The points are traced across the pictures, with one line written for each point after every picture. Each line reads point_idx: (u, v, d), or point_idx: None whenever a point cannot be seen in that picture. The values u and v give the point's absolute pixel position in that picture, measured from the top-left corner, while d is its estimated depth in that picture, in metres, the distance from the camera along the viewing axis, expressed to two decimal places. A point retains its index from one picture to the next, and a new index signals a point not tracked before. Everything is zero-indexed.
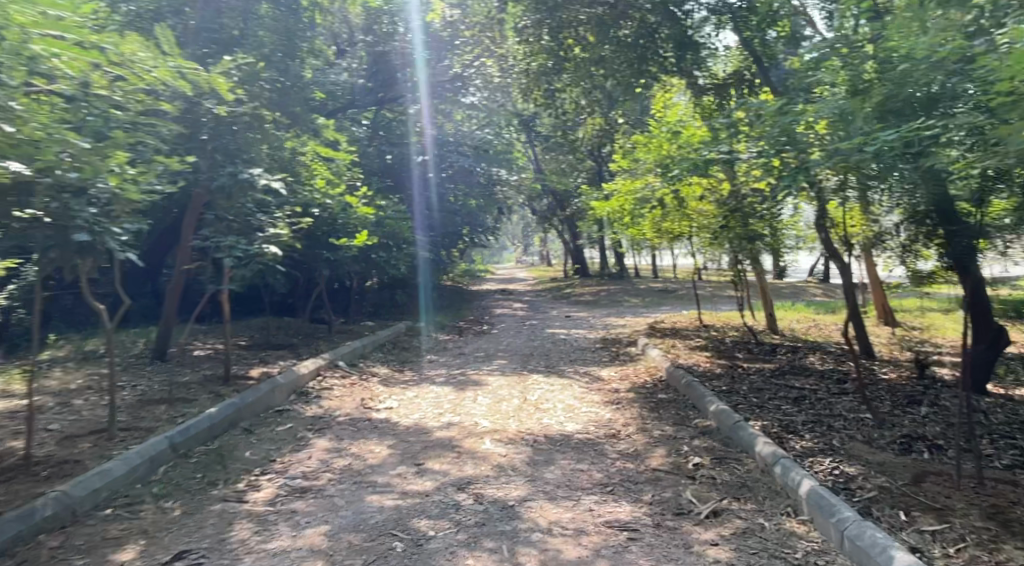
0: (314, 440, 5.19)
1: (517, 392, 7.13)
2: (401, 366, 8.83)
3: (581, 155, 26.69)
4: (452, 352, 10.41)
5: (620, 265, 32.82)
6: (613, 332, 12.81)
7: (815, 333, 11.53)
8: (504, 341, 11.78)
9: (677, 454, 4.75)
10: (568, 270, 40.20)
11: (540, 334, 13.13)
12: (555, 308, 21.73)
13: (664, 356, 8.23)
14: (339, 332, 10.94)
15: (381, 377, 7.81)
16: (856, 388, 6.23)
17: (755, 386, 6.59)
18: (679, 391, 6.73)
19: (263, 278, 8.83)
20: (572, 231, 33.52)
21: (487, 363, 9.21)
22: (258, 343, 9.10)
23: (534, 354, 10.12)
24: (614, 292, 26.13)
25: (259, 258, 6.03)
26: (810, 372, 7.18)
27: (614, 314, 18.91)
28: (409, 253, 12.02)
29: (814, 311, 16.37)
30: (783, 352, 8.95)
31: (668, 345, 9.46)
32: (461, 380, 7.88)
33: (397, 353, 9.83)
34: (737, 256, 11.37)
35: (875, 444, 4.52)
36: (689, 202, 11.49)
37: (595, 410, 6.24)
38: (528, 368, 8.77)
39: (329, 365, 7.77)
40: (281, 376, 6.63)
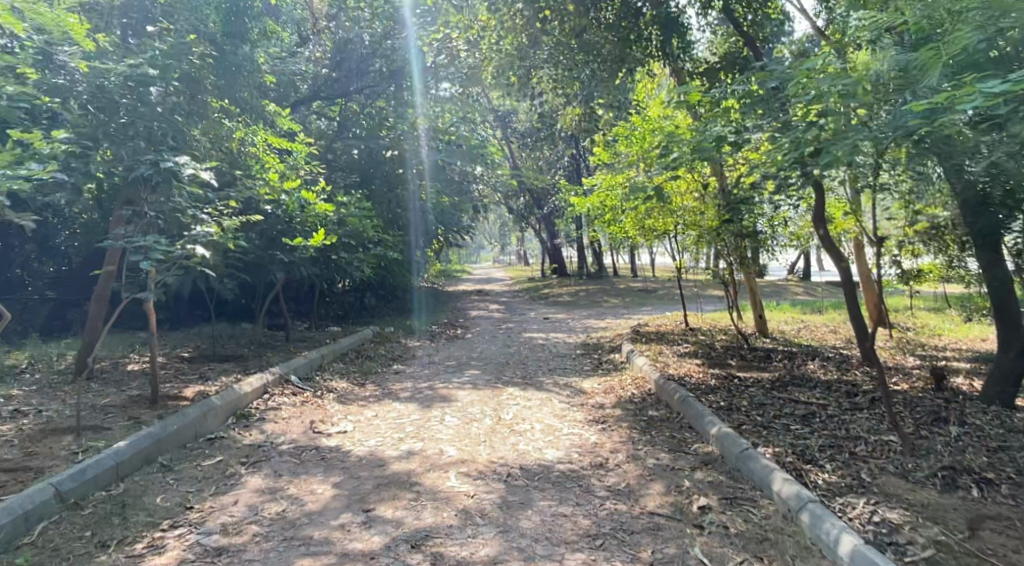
0: (246, 479, 4.36)
1: (490, 410, 6.32)
2: (363, 379, 7.97)
3: (558, 150, 25.95)
4: (421, 361, 9.57)
5: (599, 264, 32.15)
6: (595, 336, 12.06)
7: (808, 336, 10.89)
8: (478, 347, 10.96)
9: (678, 492, 3.99)
10: (546, 270, 39.45)
11: (516, 339, 12.34)
12: (533, 310, 20.95)
13: (651, 367, 7.48)
14: (298, 340, 10.05)
15: (338, 394, 6.96)
16: (871, 404, 5.54)
17: (756, 401, 5.87)
18: (672, 408, 5.99)
19: (207, 282, 7.94)
20: (549, 230, 32.79)
21: (459, 374, 8.38)
22: (202, 355, 8.19)
23: (511, 362, 9.30)
24: (593, 292, 25.42)
25: (185, 260, 5.15)
26: (814, 384, 6.48)
27: (595, 315, 18.18)
28: (375, 254, 11.15)
29: (801, 312, 15.79)
30: (778, 359, 8.25)
31: (654, 352, 8.70)
32: (428, 395, 7.05)
33: (360, 364, 8.97)
34: (725, 255, 10.70)
35: (913, 478, 3.82)
36: (674, 197, 10.80)
37: (577, 433, 5.46)
38: (504, 379, 7.97)
39: (279, 380, 6.91)
40: (218, 396, 5.76)
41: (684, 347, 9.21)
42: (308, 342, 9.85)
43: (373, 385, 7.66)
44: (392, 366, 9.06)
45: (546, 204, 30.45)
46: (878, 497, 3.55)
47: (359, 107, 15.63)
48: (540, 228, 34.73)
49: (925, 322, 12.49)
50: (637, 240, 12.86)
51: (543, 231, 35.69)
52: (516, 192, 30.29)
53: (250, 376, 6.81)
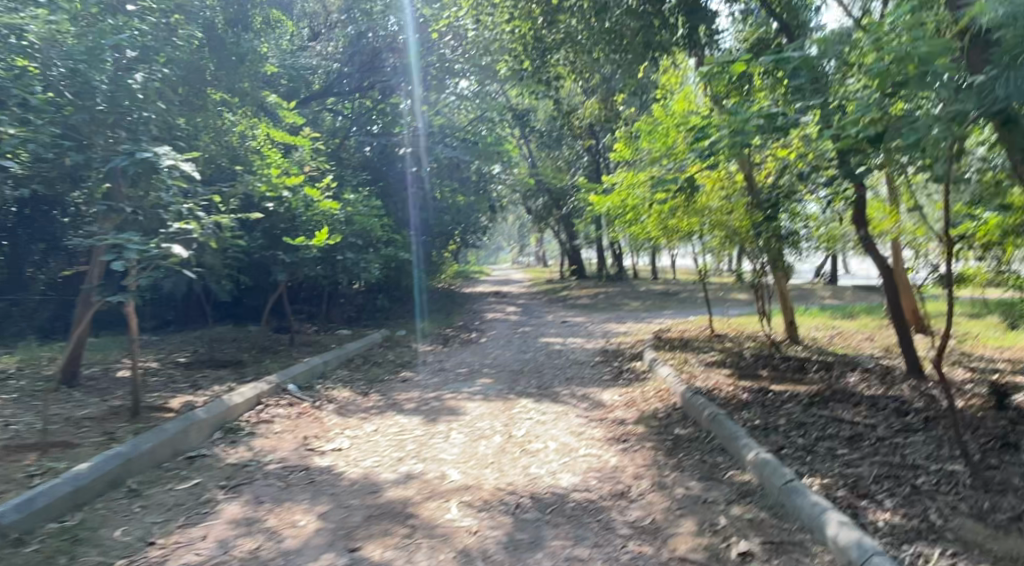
0: (222, 506, 3.88)
1: (500, 425, 5.79)
2: (367, 388, 7.49)
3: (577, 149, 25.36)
4: (430, 368, 9.07)
5: (619, 266, 31.50)
6: (614, 342, 11.50)
7: (842, 344, 10.23)
8: (492, 353, 10.44)
9: (712, 532, 3.43)
10: (564, 271, 38.86)
11: (532, 344, 11.80)
12: (551, 313, 20.40)
13: (676, 378, 6.90)
14: (303, 344, 9.60)
15: (338, 406, 6.47)
16: (926, 425, 4.95)
17: (795, 420, 5.29)
18: (700, 426, 5.42)
19: (204, 284, 7.51)
20: (568, 230, 32.17)
21: (469, 383, 7.87)
22: (199, 361, 7.77)
23: (525, 370, 8.77)
24: (612, 295, 24.78)
25: (163, 261, 4.69)
26: (858, 400, 5.87)
27: (614, 319, 17.58)
28: (384, 255, 10.68)
29: (832, 318, 15.06)
30: (814, 371, 7.62)
31: (679, 361, 8.11)
32: (435, 408, 6.54)
33: (366, 371, 8.49)
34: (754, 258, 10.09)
35: (992, 520, 3.24)
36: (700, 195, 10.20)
37: (595, 455, 4.91)
38: (517, 389, 7.44)
39: (275, 390, 6.45)
40: (204, 409, 5.30)
41: (710, 356, 8.61)
42: (314, 347, 9.39)
43: (377, 395, 7.17)
44: (400, 374, 8.58)
45: (565, 205, 29.85)
46: (955, 547, 2.97)
47: (372, 104, 15.19)
48: (559, 229, 34.15)
49: (966, 330, 11.75)
50: (659, 241, 12.26)
51: (561, 232, 35.07)
52: (534, 192, 29.72)
53: (244, 385, 6.35)
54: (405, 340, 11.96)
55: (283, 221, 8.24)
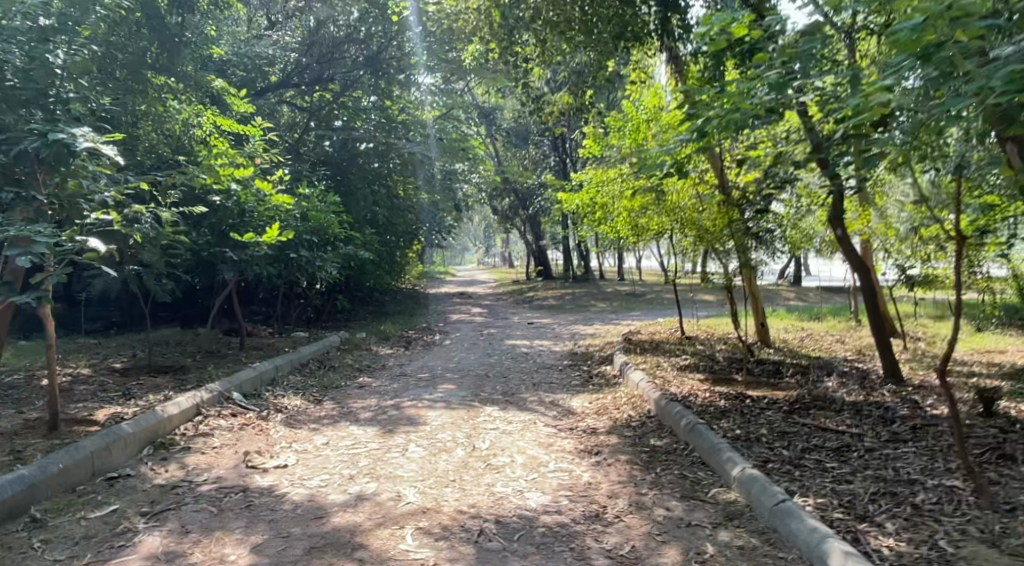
0: (141, 538, 3.36)
1: (463, 436, 5.36)
2: (321, 396, 6.98)
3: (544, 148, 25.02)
4: (390, 373, 8.58)
5: (585, 267, 31.27)
6: (582, 345, 11.15)
7: (813, 346, 10.05)
8: (455, 356, 9.98)
9: (699, 562, 3.06)
10: (530, 272, 38.53)
11: (498, 347, 11.38)
12: (517, 314, 19.99)
13: (648, 382, 6.55)
14: (255, 348, 9.01)
15: (287, 416, 5.96)
16: (915, 435, 4.68)
17: (778, 430, 4.98)
18: (677, 436, 5.07)
19: (141, 283, 6.91)
20: (534, 231, 31.85)
21: (431, 389, 7.41)
22: (137, 367, 7.16)
23: (490, 375, 8.34)
24: (579, 296, 24.51)
25: (79, 256, 4.15)
26: (839, 407, 5.60)
27: (581, 321, 17.25)
28: (342, 253, 10.15)
29: (799, 319, 14.97)
30: (789, 376, 7.36)
31: (650, 365, 7.76)
32: (392, 417, 6.07)
33: (321, 376, 7.96)
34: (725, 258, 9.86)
35: (1006, 546, 2.94)
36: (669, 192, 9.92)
37: (566, 470, 4.52)
38: (481, 395, 7.00)
39: (216, 399, 5.90)
40: (132, 422, 4.75)
41: (682, 360, 8.30)
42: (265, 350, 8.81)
43: (331, 403, 6.66)
44: (357, 379, 8.06)
45: (531, 205, 29.52)
46: None
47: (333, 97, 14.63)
48: (525, 229, 33.80)
49: (933, 332, 11.71)
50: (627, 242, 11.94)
51: (527, 232, 34.72)
52: (500, 192, 29.32)
53: (183, 394, 5.80)
54: (365, 343, 11.43)
55: (232, 216, 7.68)
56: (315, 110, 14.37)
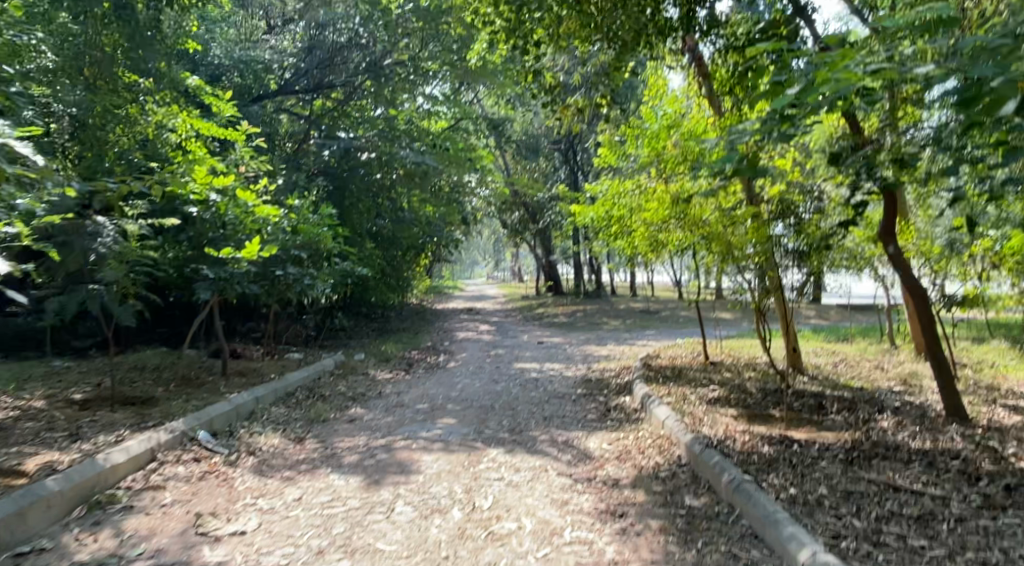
0: None
1: (462, 491, 4.52)
2: (303, 433, 6.17)
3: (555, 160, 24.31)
4: (385, 404, 7.74)
5: (597, 283, 30.41)
6: (597, 370, 10.30)
7: (851, 374, 9.17)
8: (459, 383, 9.14)
9: None
10: (540, 287, 37.71)
11: (505, 371, 10.53)
12: (526, 332, 19.15)
13: (676, 422, 5.70)
14: (239, 373, 8.22)
15: (259, 461, 5.14)
16: (1015, 500, 3.82)
17: (840, 488, 4.13)
18: (717, 494, 4.23)
19: (102, 305, 6.16)
20: (545, 245, 31.08)
21: (428, 424, 6.57)
22: (100, 398, 6.40)
23: (496, 406, 7.50)
24: (591, 313, 23.64)
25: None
26: (906, 458, 4.71)
27: (594, 341, 16.40)
28: (336, 271, 9.37)
29: (829, 341, 14.03)
30: (835, 413, 6.47)
31: (676, 399, 6.89)
32: (381, 462, 5.24)
33: (308, 408, 7.15)
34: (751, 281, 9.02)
35: None
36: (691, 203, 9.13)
37: (586, 542, 3.67)
38: (485, 433, 6.17)
39: (177, 441, 5.11)
40: (63, 476, 3.97)
41: (710, 391, 7.42)
42: (250, 376, 8.02)
43: (314, 443, 5.84)
44: (348, 412, 7.24)
45: (542, 218, 28.76)
46: None
47: (334, 106, 13.99)
48: (536, 244, 33.02)
49: (980, 358, 10.73)
50: (644, 259, 11.07)
51: (538, 246, 33.91)
52: (510, 205, 28.59)
53: (137, 435, 5.01)
54: (363, 366, 10.62)
55: (210, 229, 6.97)
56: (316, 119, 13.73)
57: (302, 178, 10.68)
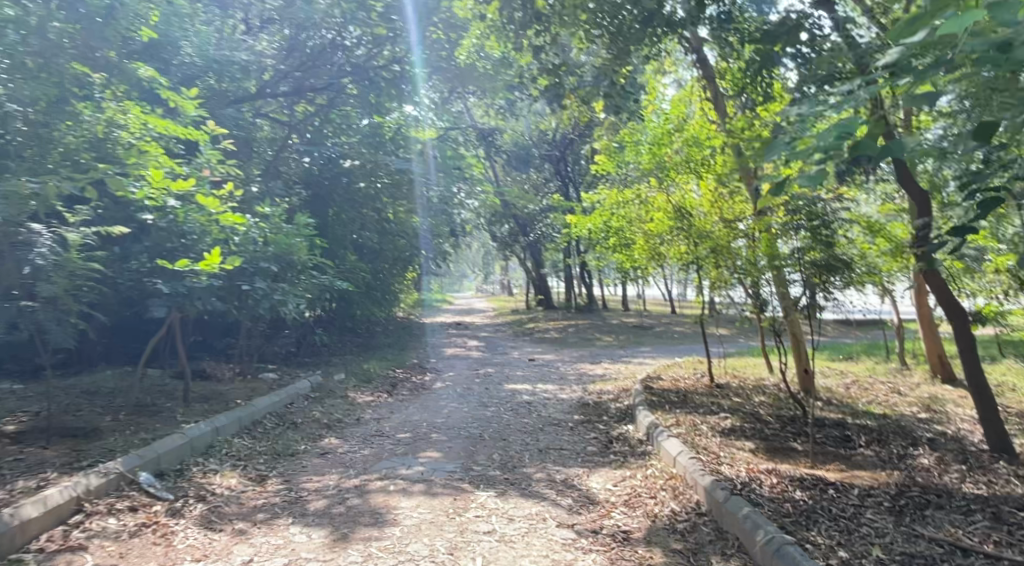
0: None
1: (445, 551, 3.78)
2: (264, 471, 5.40)
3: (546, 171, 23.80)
4: (363, 434, 6.99)
5: (588, 297, 29.81)
6: (593, 392, 9.60)
7: (868, 399, 8.51)
8: (445, 408, 8.41)
9: None
10: (530, 301, 37.08)
11: (495, 393, 9.82)
12: (517, 348, 18.45)
13: (691, 458, 5.03)
14: (202, 398, 7.46)
15: (208, 510, 4.38)
16: None
17: (898, 550, 3.46)
18: (752, 557, 3.55)
19: (38, 322, 5.41)
20: (535, 258, 30.48)
21: (409, 459, 5.82)
22: (35, 430, 5.62)
23: (486, 436, 6.78)
24: (582, 328, 22.99)
25: None
26: (965, 506, 4.04)
27: (587, 358, 15.72)
28: (311, 283, 8.64)
29: (833, 359, 13.44)
30: (864, 446, 5.81)
31: (687, 429, 6.22)
32: (352, 510, 4.48)
33: (275, 440, 6.39)
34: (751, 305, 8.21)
35: None
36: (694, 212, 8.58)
37: None
38: (474, 470, 5.45)
39: (112, 485, 4.36)
40: None
41: (722, 419, 6.72)
42: (214, 402, 7.26)
43: (277, 484, 5.09)
44: (321, 443, 6.48)
45: (532, 231, 28.17)
46: None
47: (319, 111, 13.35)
48: (526, 257, 32.43)
49: (999, 379, 10.12)
50: (642, 274, 10.44)
51: (528, 259, 33.29)
52: (499, 217, 28.00)
53: (63, 480, 4.26)
54: (342, 387, 9.88)
55: (169, 239, 6.33)
56: (297, 125, 13.08)
57: (279, 183, 10.00)
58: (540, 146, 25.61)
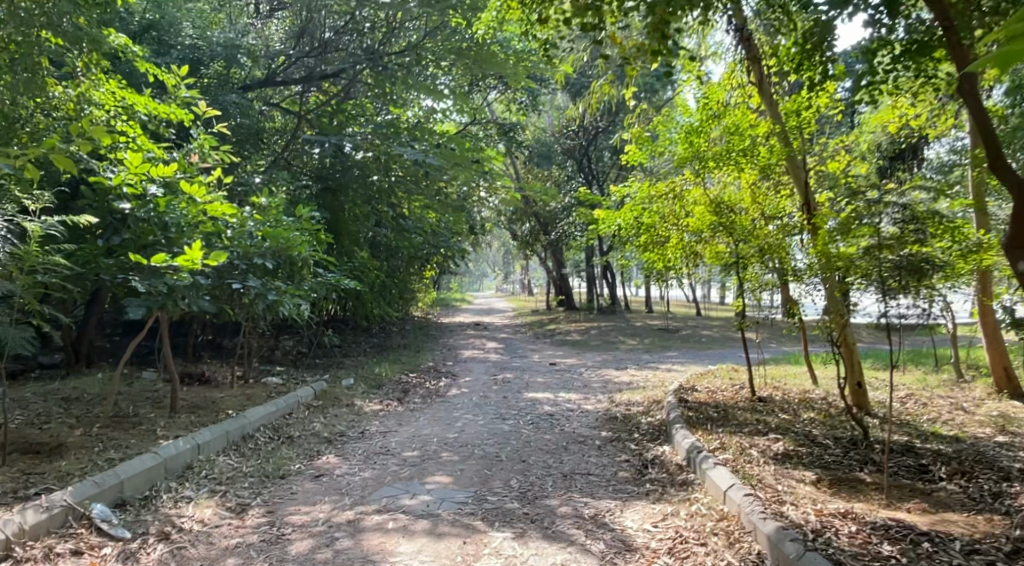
0: None
1: None
2: (246, 498, 4.70)
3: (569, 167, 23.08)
4: (364, 451, 6.24)
5: (611, 297, 28.97)
6: (621, 405, 8.81)
7: (931, 417, 7.60)
8: (459, 420, 7.66)
9: None
10: (551, 302, 36.31)
11: (514, 403, 9.07)
12: (537, 351, 17.68)
13: (746, 495, 4.24)
14: (191, 408, 6.79)
15: (167, 553, 3.67)
16: None
17: None
18: None
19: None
20: (556, 258, 29.76)
21: (414, 485, 5.08)
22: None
23: (503, 455, 6.03)
24: (605, 330, 22.16)
25: None
26: None
27: (612, 363, 14.91)
28: (314, 282, 7.97)
29: (877, 368, 12.51)
30: (946, 480, 4.95)
31: (733, 453, 5.40)
32: (340, 555, 3.73)
33: (266, 459, 5.69)
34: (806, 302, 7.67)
35: None
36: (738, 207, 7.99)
37: None
38: (488, 501, 4.70)
39: (57, 522, 3.68)
40: None
41: (772, 442, 5.88)
42: (203, 413, 6.58)
43: (258, 517, 4.36)
44: (318, 464, 5.75)
45: (553, 229, 27.45)
46: None
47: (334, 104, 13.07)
48: (547, 257, 31.68)
49: None
50: (674, 275, 9.66)
51: (549, 259, 32.54)
52: (519, 215, 27.37)
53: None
54: (350, 395, 9.17)
55: (150, 232, 5.68)
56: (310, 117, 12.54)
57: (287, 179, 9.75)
58: (562, 142, 24.95)
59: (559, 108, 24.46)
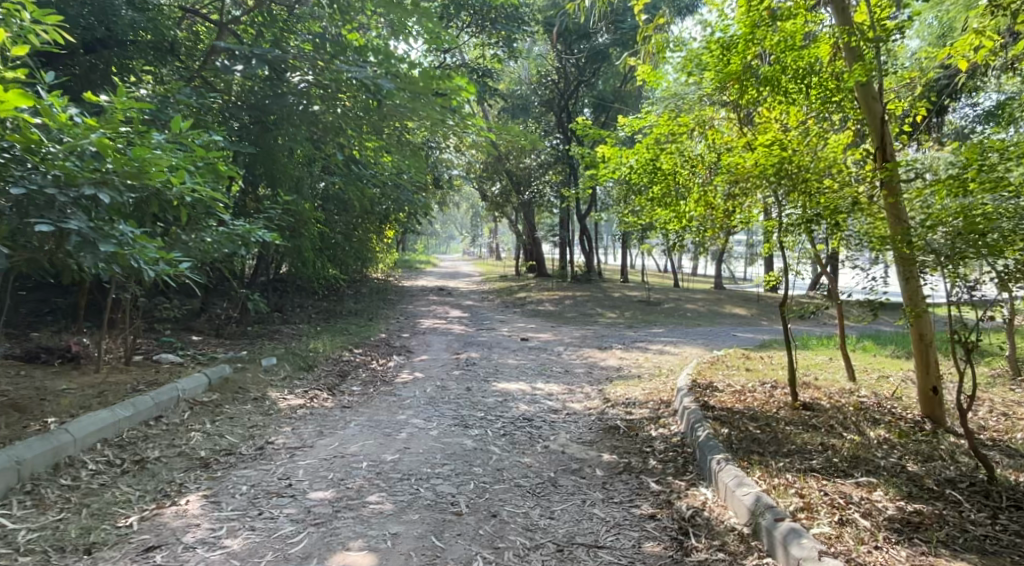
0: None
1: None
2: None
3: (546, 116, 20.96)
4: (250, 489, 4.08)
5: (586, 265, 26.97)
6: (617, 405, 6.82)
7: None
8: (404, 428, 5.56)
9: None
10: (520, 267, 34.29)
11: (479, 397, 7.01)
12: (507, 323, 15.63)
13: None
14: (1, 409, 4.57)
15: None
16: None
17: None
18: None
19: None
20: (528, 220, 27.68)
21: None
22: None
23: (462, 500, 3.98)
24: (581, 301, 20.19)
25: None
26: None
27: (592, 341, 12.96)
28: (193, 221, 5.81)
29: (903, 358, 10.76)
30: None
31: (831, 521, 3.40)
32: None
33: (74, 512, 3.51)
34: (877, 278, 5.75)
35: None
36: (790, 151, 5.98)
37: None
38: None
39: None
40: None
41: (870, 493, 3.89)
42: (10, 420, 4.35)
43: None
44: (164, 519, 3.57)
45: (526, 189, 25.31)
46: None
47: (268, 18, 10.84)
48: (518, 219, 29.59)
49: None
50: (691, 242, 7.58)
51: (521, 222, 30.41)
52: (491, 171, 25.18)
53: None
54: (265, 383, 6.97)
55: None
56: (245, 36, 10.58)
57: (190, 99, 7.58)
58: (539, 93, 22.74)
59: (536, 56, 22.21)
